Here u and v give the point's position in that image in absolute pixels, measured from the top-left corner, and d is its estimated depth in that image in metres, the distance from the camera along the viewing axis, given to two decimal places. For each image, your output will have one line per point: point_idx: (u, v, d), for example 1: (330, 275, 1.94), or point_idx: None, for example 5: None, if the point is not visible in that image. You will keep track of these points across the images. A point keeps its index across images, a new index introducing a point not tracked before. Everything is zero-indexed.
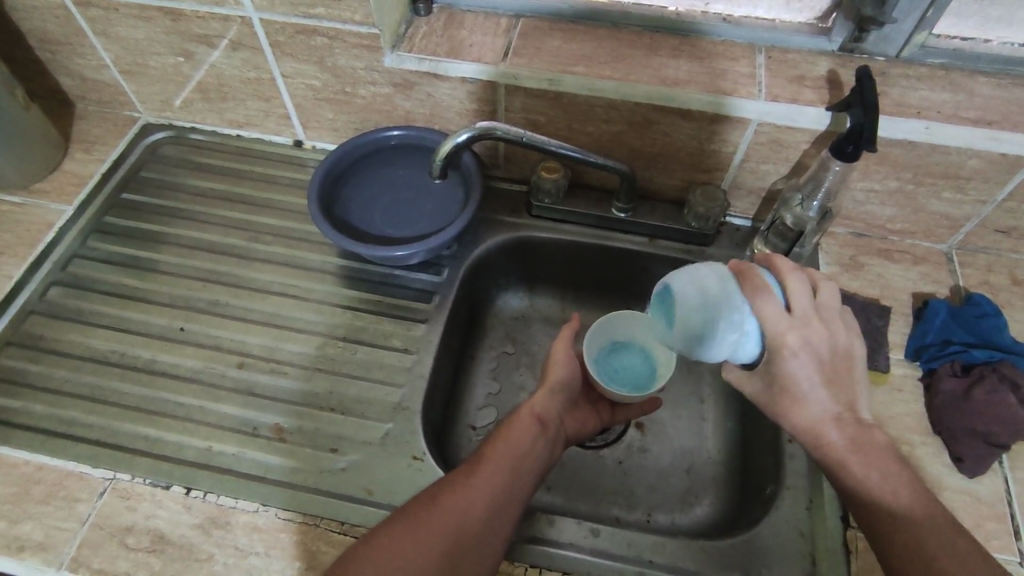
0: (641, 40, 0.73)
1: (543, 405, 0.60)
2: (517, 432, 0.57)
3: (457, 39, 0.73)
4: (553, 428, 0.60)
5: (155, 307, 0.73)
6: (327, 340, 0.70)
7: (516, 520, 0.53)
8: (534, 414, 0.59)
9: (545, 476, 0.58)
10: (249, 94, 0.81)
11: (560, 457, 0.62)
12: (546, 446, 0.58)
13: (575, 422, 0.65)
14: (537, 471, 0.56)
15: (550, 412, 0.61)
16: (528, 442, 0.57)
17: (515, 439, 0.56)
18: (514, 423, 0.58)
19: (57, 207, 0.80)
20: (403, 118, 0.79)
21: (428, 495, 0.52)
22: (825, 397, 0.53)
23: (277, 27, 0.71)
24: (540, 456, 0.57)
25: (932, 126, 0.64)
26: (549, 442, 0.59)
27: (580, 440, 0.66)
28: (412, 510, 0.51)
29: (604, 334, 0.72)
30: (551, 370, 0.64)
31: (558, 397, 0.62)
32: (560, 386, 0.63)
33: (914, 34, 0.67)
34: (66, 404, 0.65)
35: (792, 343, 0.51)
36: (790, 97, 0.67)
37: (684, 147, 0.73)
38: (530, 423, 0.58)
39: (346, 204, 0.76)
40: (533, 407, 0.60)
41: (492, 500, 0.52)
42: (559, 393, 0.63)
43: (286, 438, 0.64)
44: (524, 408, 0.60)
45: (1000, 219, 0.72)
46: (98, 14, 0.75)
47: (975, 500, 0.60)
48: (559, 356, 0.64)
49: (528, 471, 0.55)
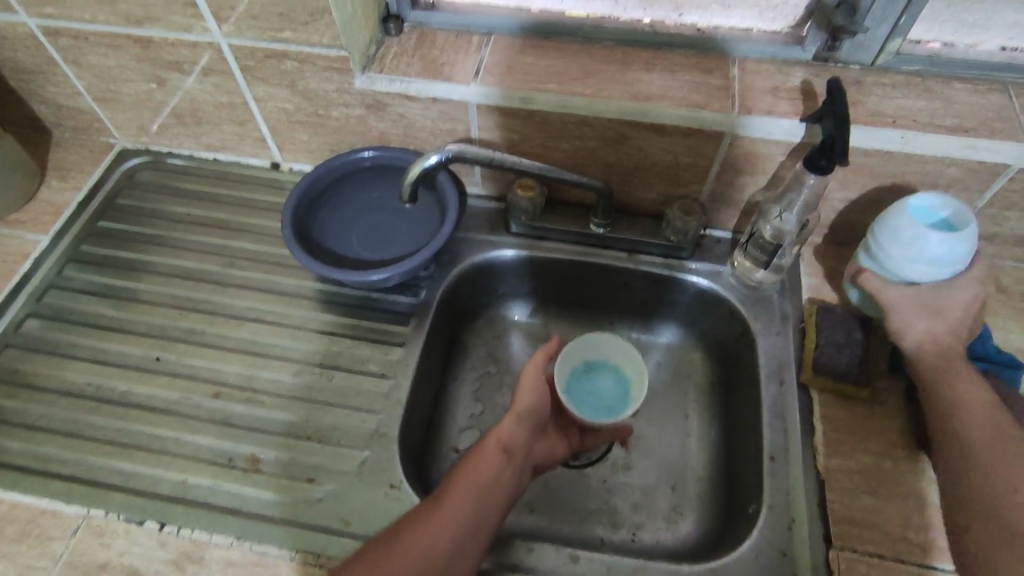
0: (614, 54, 0.72)
1: (510, 433, 0.59)
2: (484, 462, 0.56)
3: (428, 59, 0.72)
4: (519, 456, 0.59)
5: (132, 337, 0.72)
6: (304, 367, 0.70)
7: (481, 554, 0.53)
8: (501, 444, 0.58)
9: (511, 504, 0.58)
10: (223, 118, 0.81)
11: (527, 484, 0.61)
12: (512, 475, 0.58)
13: (541, 445, 0.64)
14: (503, 502, 0.56)
15: (518, 439, 0.59)
16: (493, 472, 0.56)
17: (480, 470, 0.55)
18: (479, 452, 0.57)
19: (33, 237, 0.80)
20: (377, 138, 0.78)
21: (389, 533, 0.51)
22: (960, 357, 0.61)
23: (246, 52, 0.70)
24: (506, 485, 0.57)
25: (908, 135, 0.64)
26: (515, 470, 0.58)
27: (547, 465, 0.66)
28: (374, 548, 0.50)
29: (580, 354, 0.71)
30: (522, 393, 0.60)
31: (527, 423, 0.60)
32: (530, 412, 0.60)
33: (888, 42, 0.66)
34: (40, 440, 0.65)
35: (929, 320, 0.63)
36: (764, 109, 0.66)
37: (660, 162, 0.72)
38: (496, 452, 0.57)
39: (321, 227, 0.76)
40: (500, 436, 0.58)
41: (455, 535, 0.51)
42: (528, 419, 0.60)
43: (262, 469, 0.63)
44: (490, 437, 0.58)
45: (983, 225, 0.71)
46: (68, 44, 0.74)
47: None
48: (529, 384, 0.61)
49: (494, 503, 0.55)
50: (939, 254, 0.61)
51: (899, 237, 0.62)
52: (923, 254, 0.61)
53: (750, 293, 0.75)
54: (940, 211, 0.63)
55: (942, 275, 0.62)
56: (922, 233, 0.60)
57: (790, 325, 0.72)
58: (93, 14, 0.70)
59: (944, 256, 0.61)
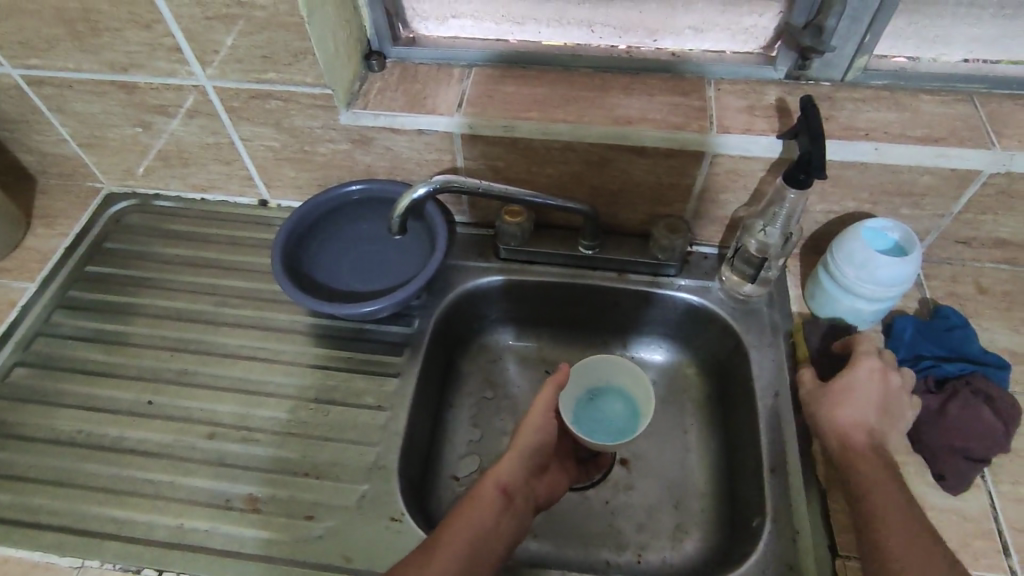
0: (594, 80, 0.74)
1: (509, 474, 0.60)
2: (482, 504, 0.58)
3: (412, 93, 0.74)
4: (518, 497, 0.61)
5: (123, 382, 0.71)
6: (299, 403, 0.69)
7: None
8: (499, 485, 0.60)
9: (511, 549, 0.58)
10: (209, 159, 0.81)
11: (529, 526, 0.62)
12: (511, 518, 0.59)
13: (542, 486, 0.65)
14: (501, 546, 0.57)
15: (518, 481, 0.61)
16: (492, 515, 0.57)
17: (478, 511, 0.57)
18: (478, 495, 0.59)
19: (20, 284, 0.79)
20: (364, 172, 0.79)
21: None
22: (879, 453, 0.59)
23: (231, 93, 0.71)
24: (504, 529, 0.58)
25: (881, 147, 0.66)
26: (514, 513, 0.60)
27: (550, 505, 0.66)
28: None
29: (584, 384, 0.72)
30: (521, 433, 0.63)
31: (528, 465, 0.62)
32: (530, 453, 0.62)
33: (856, 59, 0.69)
34: (31, 491, 0.63)
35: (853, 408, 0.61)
36: (742, 127, 0.68)
37: (644, 183, 0.74)
38: (495, 493, 0.59)
39: (313, 262, 0.76)
40: (499, 478, 0.60)
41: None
42: (529, 461, 0.62)
43: (260, 509, 0.62)
44: (490, 478, 0.60)
45: (960, 230, 0.73)
46: (52, 92, 0.75)
47: (961, 518, 0.59)
48: (532, 423, 0.63)
49: (491, 547, 0.56)
50: (888, 277, 0.65)
51: (854, 259, 0.66)
52: (874, 276, 0.65)
53: (740, 306, 0.76)
54: (894, 233, 0.67)
55: (895, 293, 0.66)
56: (871, 256, 0.64)
57: (781, 336, 0.73)
58: (78, 63, 0.70)
59: (893, 277, 0.64)
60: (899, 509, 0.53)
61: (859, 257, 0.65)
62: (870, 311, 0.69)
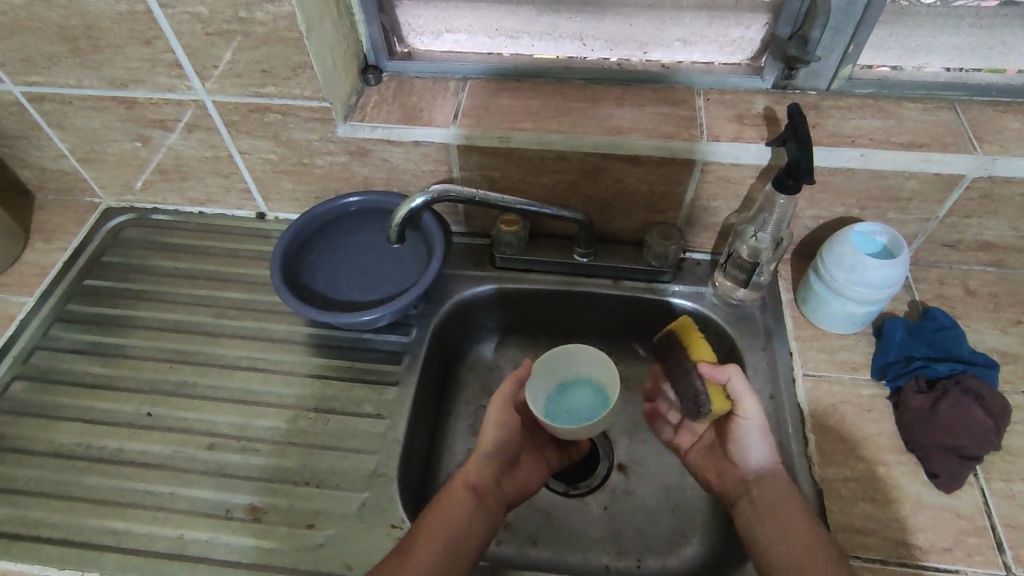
0: (586, 92, 0.76)
1: (477, 475, 0.62)
2: (455, 502, 0.59)
3: (408, 105, 0.75)
4: (488, 496, 0.62)
5: (122, 395, 0.72)
6: (299, 412, 0.70)
7: None
8: (467, 486, 0.61)
9: (485, 545, 0.60)
10: (208, 172, 0.82)
11: (502, 523, 0.63)
12: (481, 517, 0.60)
13: (514, 479, 0.67)
14: (475, 543, 0.58)
15: (488, 478, 0.63)
16: (464, 512, 0.59)
17: (451, 510, 0.58)
18: (448, 496, 0.60)
19: (19, 299, 0.80)
20: (362, 184, 0.80)
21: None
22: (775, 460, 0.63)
23: (230, 108, 0.72)
24: (476, 527, 0.59)
25: (868, 153, 0.67)
26: (486, 510, 0.61)
27: (524, 496, 0.68)
28: None
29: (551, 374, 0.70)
30: (484, 435, 0.63)
31: (495, 464, 0.63)
32: (497, 452, 0.63)
33: (840, 68, 0.71)
34: (31, 504, 0.63)
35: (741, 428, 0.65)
36: (731, 136, 0.70)
37: (637, 191, 0.75)
38: (466, 492, 0.60)
39: (311, 272, 0.77)
40: (467, 479, 0.61)
41: None
42: (497, 460, 0.63)
43: (260, 518, 0.62)
44: (461, 477, 0.62)
45: (947, 233, 0.74)
46: (52, 108, 0.76)
47: (955, 516, 0.60)
48: (493, 422, 0.63)
49: (465, 545, 0.57)
50: (877, 279, 0.66)
51: (843, 262, 0.67)
52: (863, 279, 0.66)
53: (733, 311, 0.77)
54: (880, 238, 0.69)
55: (883, 295, 0.67)
56: (860, 260, 0.66)
57: (774, 340, 0.74)
58: (79, 79, 0.71)
59: (880, 279, 0.66)
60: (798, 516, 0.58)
61: (849, 259, 0.66)
62: (861, 314, 0.70)
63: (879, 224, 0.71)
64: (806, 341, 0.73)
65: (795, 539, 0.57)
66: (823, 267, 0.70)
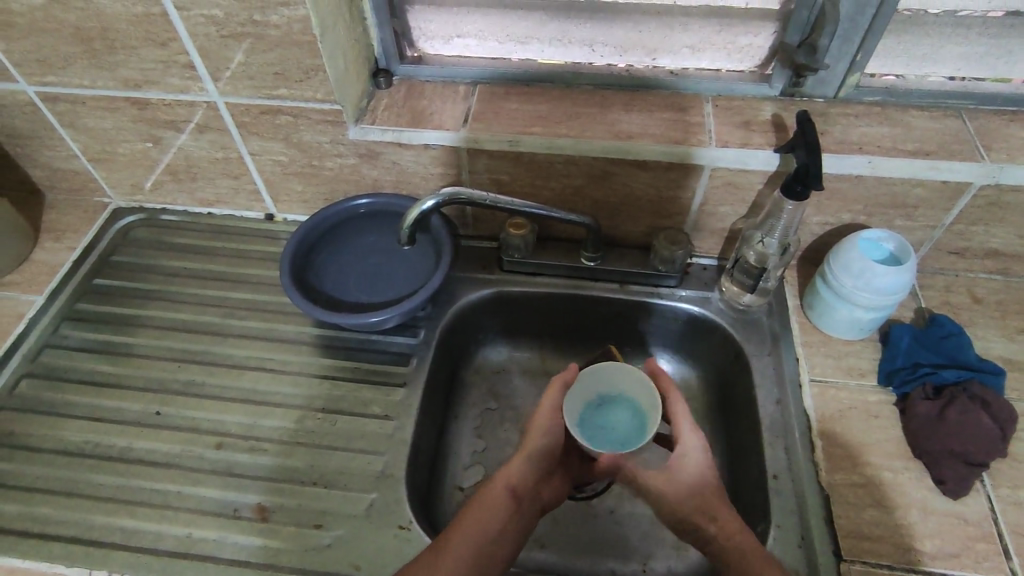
0: (595, 97, 0.76)
1: (519, 477, 0.60)
2: (490, 507, 0.57)
3: (418, 109, 0.76)
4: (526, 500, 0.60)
5: (130, 393, 0.72)
6: (306, 413, 0.70)
7: None
8: (508, 488, 0.59)
9: (515, 554, 0.58)
10: (218, 173, 0.83)
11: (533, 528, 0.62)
12: (517, 522, 0.59)
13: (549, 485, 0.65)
14: (505, 549, 0.57)
15: (525, 482, 0.61)
16: (498, 517, 0.57)
17: (484, 515, 0.57)
18: (487, 497, 0.58)
19: (28, 297, 0.80)
20: (371, 186, 0.80)
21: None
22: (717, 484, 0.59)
23: (242, 109, 0.73)
24: (510, 533, 0.57)
25: (875, 160, 0.68)
26: (520, 515, 0.59)
27: (553, 505, 0.66)
28: None
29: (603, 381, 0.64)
30: (531, 436, 0.62)
31: (537, 467, 0.61)
32: (540, 456, 0.61)
33: (847, 76, 0.71)
34: (39, 502, 0.63)
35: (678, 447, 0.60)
36: (739, 142, 0.70)
37: (645, 196, 0.75)
38: (504, 496, 0.58)
39: (319, 274, 0.77)
40: (509, 480, 0.59)
41: None
42: (539, 464, 0.62)
43: (268, 518, 0.62)
44: (499, 479, 0.60)
45: (953, 241, 0.75)
46: (65, 108, 0.76)
47: (962, 522, 0.60)
48: (540, 425, 0.62)
49: (496, 551, 0.56)
50: (885, 285, 0.66)
51: (850, 268, 0.68)
52: (871, 284, 0.67)
53: (740, 316, 0.77)
54: (888, 244, 0.69)
55: (892, 300, 0.67)
56: (867, 265, 0.66)
57: (781, 345, 0.74)
58: (92, 80, 0.72)
59: (889, 285, 0.66)
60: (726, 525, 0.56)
61: (857, 264, 0.67)
62: (868, 320, 0.70)
63: (886, 231, 0.71)
64: (813, 347, 0.73)
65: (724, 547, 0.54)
66: (830, 273, 0.70)
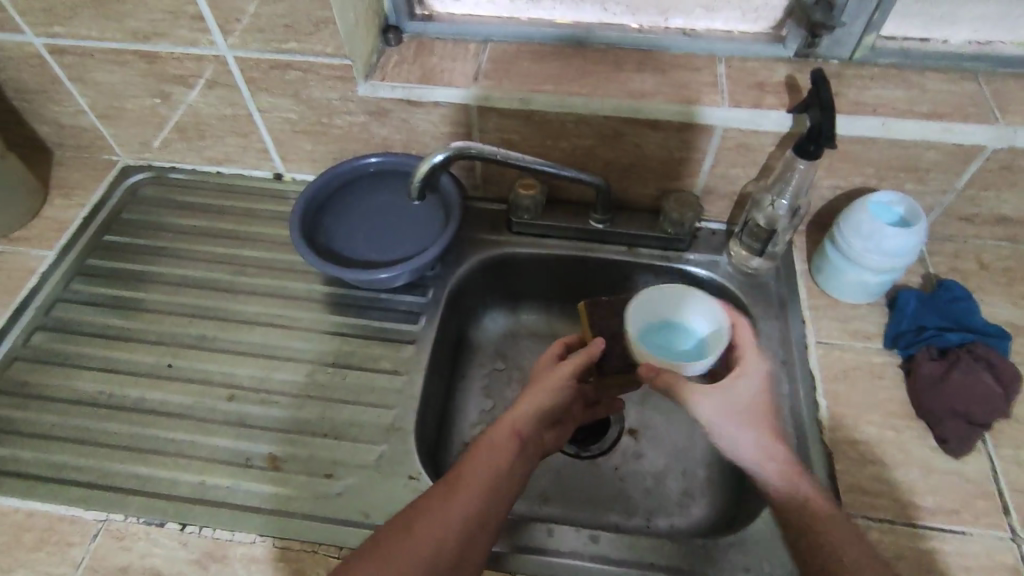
0: (607, 57, 0.76)
1: (525, 420, 0.58)
2: (496, 450, 0.55)
3: (428, 66, 0.75)
4: (533, 442, 0.59)
5: (142, 346, 0.73)
6: (317, 367, 0.71)
7: (491, 543, 0.52)
8: (515, 430, 0.57)
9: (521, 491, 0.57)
10: (227, 131, 0.82)
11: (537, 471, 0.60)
12: (525, 463, 0.57)
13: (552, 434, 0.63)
14: (512, 492, 0.55)
15: (531, 428, 0.59)
16: (505, 459, 0.55)
17: (492, 456, 0.55)
18: (495, 436, 0.57)
19: (39, 253, 0.80)
20: (380, 145, 0.80)
21: (404, 517, 0.51)
22: (772, 416, 0.59)
23: (252, 64, 0.72)
24: (517, 474, 0.56)
25: (888, 122, 0.67)
26: (526, 459, 0.58)
27: (555, 448, 0.65)
28: (385, 533, 0.50)
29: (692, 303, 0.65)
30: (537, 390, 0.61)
31: (543, 412, 0.60)
32: (546, 405, 0.60)
33: (863, 37, 0.70)
34: (55, 448, 0.65)
35: (750, 369, 0.61)
36: (752, 102, 0.70)
37: (656, 157, 0.75)
38: (510, 439, 0.56)
39: (328, 232, 0.78)
40: (515, 423, 0.58)
41: (466, 524, 0.50)
42: (545, 411, 0.60)
43: (280, 467, 0.64)
44: (505, 423, 0.58)
45: (963, 207, 0.75)
46: (73, 62, 0.76)
47: (962, 480, 0.61)
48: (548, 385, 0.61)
49: (502, 494, 0.54)
50: (895, 248, 0.66)
51: (861, 230, 0.67)
52: (881, 247, 0.67)
53: (748, 279, 0.77)
54: (898, 208, 0.69)
55: (899, 264, 0.68)
56: (878, 228, 0.66)
57: (788, 308, 0.74)
58: (100, 31, 0.71)
59: (898, 247, 0.66)
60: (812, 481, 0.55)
61: (867, 227, 0.67)
62: (876, 283, 0.71)
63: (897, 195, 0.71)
64: (820, 310, 0.74)
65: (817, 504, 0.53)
66: (839, 236, 0.70)
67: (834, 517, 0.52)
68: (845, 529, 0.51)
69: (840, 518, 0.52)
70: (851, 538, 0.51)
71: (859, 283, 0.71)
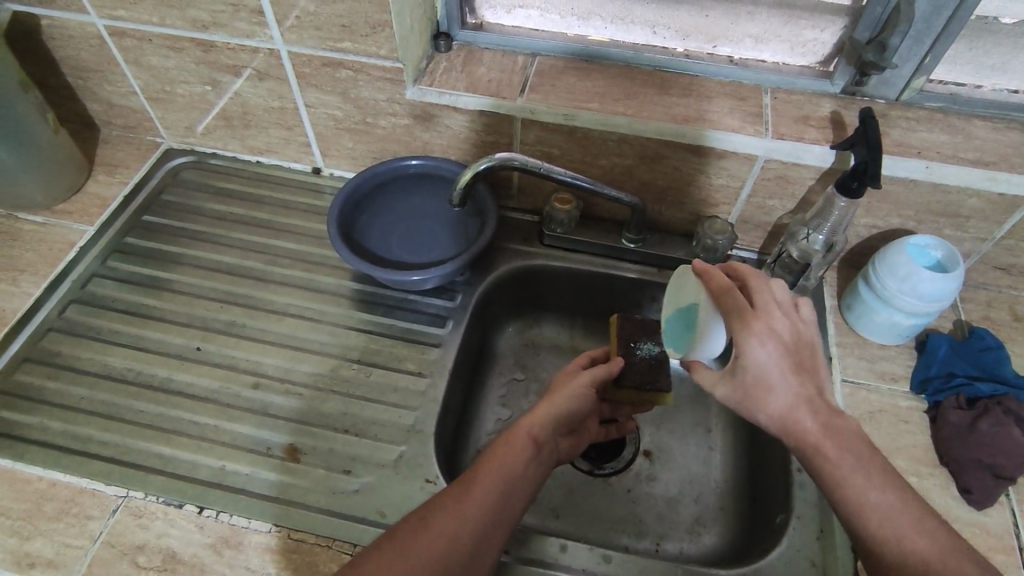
0: (652, 79, 0.76)
1: (542, 425, 0.58)
2: (514, 453, 0.55)
3: (475, 75, 0.76)
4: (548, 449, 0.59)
5: (173, 327, 0.74)
6: (342, 362, 0.71)
7: (502, 546, 0.52)
8: (531, 435, 0.57)
9: (534, 496, 0.57)
10: (271, 123, 0.84)
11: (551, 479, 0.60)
12: (540, 468, 0.57)
13: (566, 444, 0.63)
14: (525, 497, 0.55)
15: (547, 434, 0.59)
16: (521, 465, 0.55)
17: (507, 460, 0.55)
18: (511, 440, 0.56)
19: (80, 227, 0.82)
20: (421, 148, 0.81)
21: (421, 513, 0.51)
22: (793, 385, 0.50)
23: (304, 60, 0.74)
24: (530, 480, 0.56)
25: (932, 166, 0.67)
26: (541, 465, 0.57)
27: (569, 457, 0.64)
28: (401, 530, 0.50)
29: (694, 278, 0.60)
30: (558, 395, 0.61)
31: (559, 419, 0.60)
32: (566, 411, 0.61)
33: (912, 79, 0.70)
34: (81, 421, 0.66)
35: (758, 331, 0.51)
36: (796, 135, 0.70)
37: (694, 182, 0.75)
38: (526, 443, 0.56)
39: (363, 230, 0.78)
40: (530, 429, 0.58)
41: (479, 528, 0.50)
42: (563, 417, 0.61)
43: (298, 458, 0.64)
44: (522, 427, 0.58)
45: (1000, 256, 0.74)
46: (131, 45, 0.78)
47: (984, 532, 0.61)
48: (567, 393, 0.61)
49: (516, 498, 0.54)
50: (930, 293, 0.65)
51: (896, 272, 0.67)
52: (915, 290, 0.66)
53: None
54: (935, 252, 0.68)
55: (935, 309, 0.67)
56: (914, 270, 0.65)
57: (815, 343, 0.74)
58: (161, 17, 0.73)
59: (932, 292, 0.65)
60: (877, 483, 0.48)
61: (902, 269, 0.66)
62: (908, 326, 0.70)
63: (934, 237, 0.70)
64: (848, 348, 0.73)
65: (892, 513, 0.47)
66: (874, 276, 0.69)
67: (884, 516, 0.47)
68: (900, 528, 0.46)
69: (892, 516, 0.47)
70: (906, 539, 0.46)
71: (892, 324, 0.71)
